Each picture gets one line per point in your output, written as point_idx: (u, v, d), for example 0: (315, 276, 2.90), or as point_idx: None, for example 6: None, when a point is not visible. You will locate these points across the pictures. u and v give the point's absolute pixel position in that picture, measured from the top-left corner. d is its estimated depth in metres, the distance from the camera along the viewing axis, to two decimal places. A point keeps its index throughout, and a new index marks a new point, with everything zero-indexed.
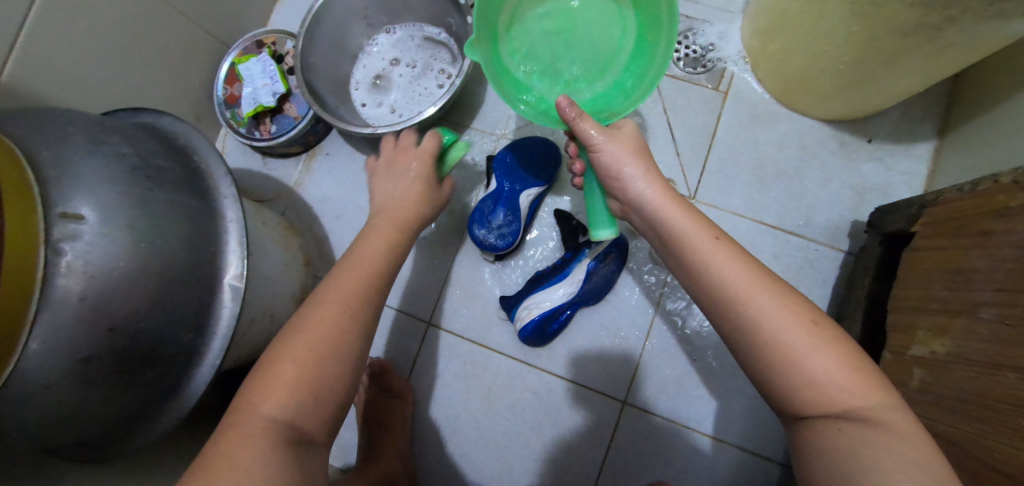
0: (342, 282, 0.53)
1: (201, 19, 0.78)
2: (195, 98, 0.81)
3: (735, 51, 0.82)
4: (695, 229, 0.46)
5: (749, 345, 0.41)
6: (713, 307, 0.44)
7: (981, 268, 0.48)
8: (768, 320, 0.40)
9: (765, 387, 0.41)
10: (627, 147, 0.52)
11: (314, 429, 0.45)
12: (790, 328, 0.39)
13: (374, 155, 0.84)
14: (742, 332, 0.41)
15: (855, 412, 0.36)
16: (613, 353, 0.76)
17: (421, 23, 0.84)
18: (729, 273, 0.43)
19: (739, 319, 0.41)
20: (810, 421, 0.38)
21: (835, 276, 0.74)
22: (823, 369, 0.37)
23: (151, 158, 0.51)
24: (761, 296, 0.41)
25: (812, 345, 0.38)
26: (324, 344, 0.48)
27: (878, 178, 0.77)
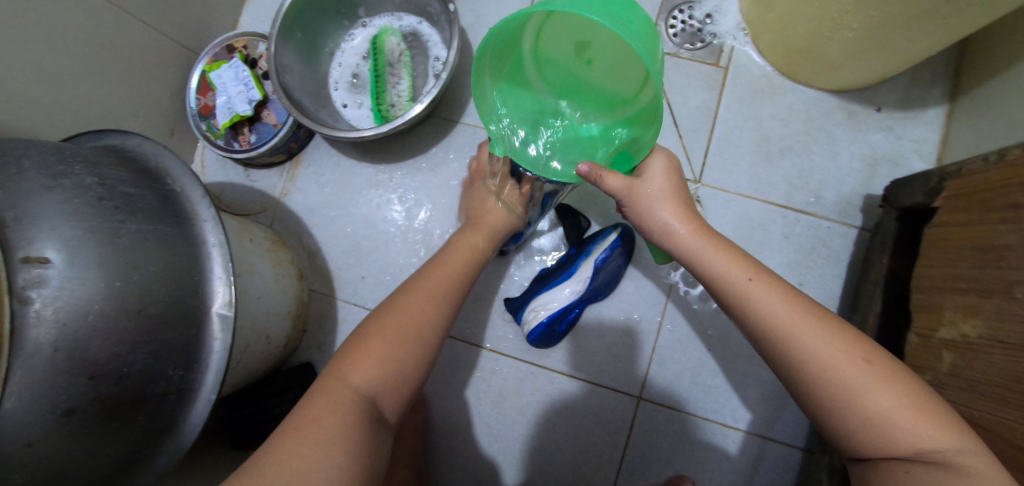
0: (431, 274, 0.55)
1: (165, 26, 0.73)
2: (166, 110, 0.77)
3: (734, 23, 0.77)
4: (735, 270, 0.49)
5: (798, 381, 0.43)
6: (762, 346, 0.47)
7: (1014, 245, 0.45)
8: (817, 360, 0.42)
9: (823, 422, 0.42)
10: (660, 190, 0.55)
11: (391, 409, 0.45)
12: (839, 366, 0.41)
13: (361, 158, 0.80)
14: (796, 369, 0.43)
15: (925, 455, 0.37)
16: (623, 348, 0.74)
17: (400, 14, 0.79)
18: (772, 311, 0.46)
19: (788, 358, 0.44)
20: (876, 462, 0.39)
21: (849, 253, 0.72)
22: (882, 408, 0.39)
23: (120, 187, 0.47)
24: (805, 335, 0.43)
25: (868, 383, 0.40)
26: (413, 333, 0.48)
27: (888, 149, 0.73)
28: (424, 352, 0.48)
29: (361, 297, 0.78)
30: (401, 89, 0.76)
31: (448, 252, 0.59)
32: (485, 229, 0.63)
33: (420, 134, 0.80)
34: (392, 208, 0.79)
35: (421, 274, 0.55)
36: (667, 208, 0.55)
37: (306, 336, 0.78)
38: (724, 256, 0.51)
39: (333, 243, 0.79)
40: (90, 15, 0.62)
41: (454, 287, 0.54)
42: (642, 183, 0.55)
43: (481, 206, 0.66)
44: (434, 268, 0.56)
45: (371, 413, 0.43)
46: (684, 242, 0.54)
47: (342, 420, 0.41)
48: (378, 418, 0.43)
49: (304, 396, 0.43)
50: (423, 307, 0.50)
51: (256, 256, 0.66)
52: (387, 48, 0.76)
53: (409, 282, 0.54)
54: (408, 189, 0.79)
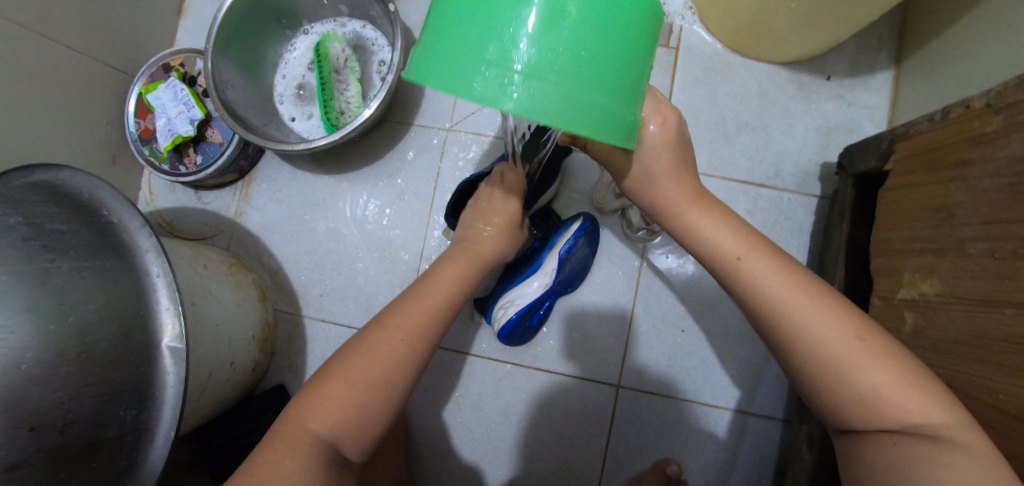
0: (407, 307, 0.50)
1: (95, 48, 0.70)
2: (105, 138, 0.74)
3: (680, 3, 0.77)
4: (729, 244, 0.48)
5: (791, 355, 0.43)
6: (756, 321, 0.46)
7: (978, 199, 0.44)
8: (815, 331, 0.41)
9: (815, 398, 0.42)
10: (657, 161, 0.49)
11: (355, 451, 0.44)
12: (838, 339, 0.40)
13: (316, 170, 0.78)
14: (788, 342, 0.43)
15: (915, 428, 0.37)
16: (600, 338, 0.73)
17: (343, 19, 0.77)
18: (767, 290, 0.44)
19: (784, 334, 0.43)
20: (863, 434, 0.39)
21: (811, 223, 0.72)
22: (876, 384, 0.38)
23: (48, 224, 0.45)
24: (800, 311, 0.42)
25: (867, 358, 0.39)
26: (375, 378, 0.45)
27: (841, 116, 0.74)
28: (392, 396, 0.46)
29: (330, 313, 0.76)
30: (350, 95, 0.74)
31: (440, 270, 0.55)
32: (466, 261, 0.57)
33: (376, 142, 0.78)
34: (352, 220, 0.77)
35: (402, 302, 0.51)
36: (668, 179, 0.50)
37: (275, 357, 0.76)
38: (715, 229, 0.49)
39: (295, 261, 0.77)
40: (9, 43, 0.59)
41: (435, 319, 0.51)
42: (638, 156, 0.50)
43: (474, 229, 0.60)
44: (414, 298, 0.51)
45: (328, 456, 0.41)
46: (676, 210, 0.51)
47: (299, 467, 0.40)
48: (338, 460, 0.42)
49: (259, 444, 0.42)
50: (392, 346, 0.47)
51: (212, 282, 0.64)
52: (332, 55, 0.74)
53: (386, 311, 0.50)
54: (367, 197, 0.77)
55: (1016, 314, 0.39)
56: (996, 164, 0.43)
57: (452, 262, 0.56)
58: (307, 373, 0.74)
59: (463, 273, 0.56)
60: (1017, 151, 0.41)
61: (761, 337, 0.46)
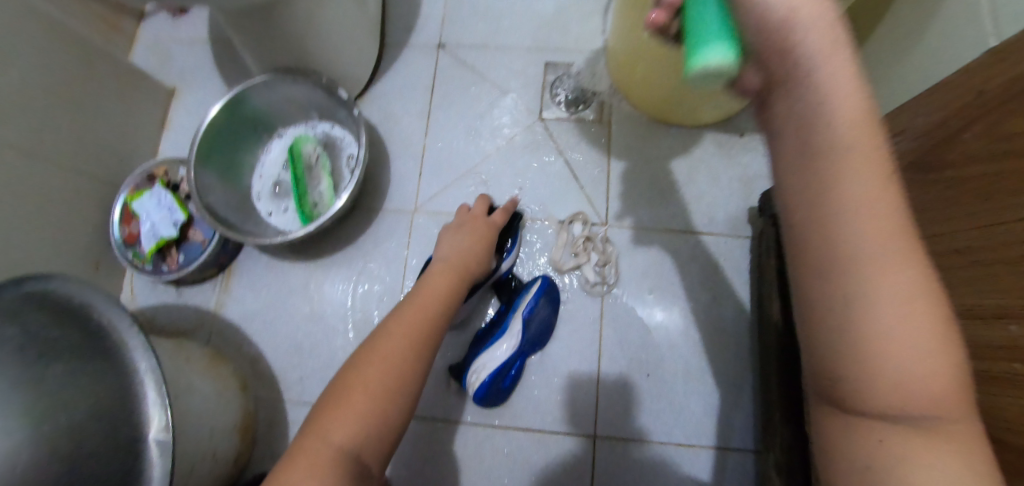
0: (406, 315, 0.59)
1: (85, 165, 0.78)
2: (90, 246, 0.78)
3: (607, 84, 0.89)
4: (860, 182, 0.29)
5: (832, 307, 0.31)
6: (811, 253, 0.31)
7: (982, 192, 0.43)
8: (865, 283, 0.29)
9: (817, 357, 0.33)
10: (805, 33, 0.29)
11: (374, 460, 0.50)
12: (898, 303, 0.29)
13: (293, 258, 0.84)
14: (835, 288, 0.30)
15: (931, 423, 0.30)
16: (572, 391, 0.77)
17: (313, 122, 0.86)
18: (861, 226, 0.29)
19: (852, 283, 0.30)
20: (868, 418, 0.31)
21: (746, 262, 0.81)
22: (908, 367, 0.29)
23: (42, 331, 0.48)
24: (887, 267, 0.29)
25: (908, 327, 0.29)
26: (385, 382, 0.52)
27: (758, 166, 0.85)
28: (405, 395, 0.53)
29: (310, 395, 0.78)
30: (322, 188, 0.81)
31: (426, 282, 0.65)
32: (454, 270, 0.67)
33: (348, 227, 0.84)
34: (328, 301, 0.82)
35: (400, 313, 0.60)
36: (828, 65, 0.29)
37: (256, 445, 0.76)
38: (855, 157, 0.29)
39: (274, 346, 0.80)
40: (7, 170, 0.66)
41: (432, 324, 0.59)
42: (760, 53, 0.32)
43: (456, 244, 0.71)
44: (411, 309, 0.60)
45: (352, 459, 0.47)
46: (811, 122, 0.30)
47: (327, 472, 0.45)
48: (361, 468, 0.48)
49: (289, 453, 0.47)
50: (399, 352, 0.55)
51: (194, 374, 0.66)
52: (304, 155, 0.83)
53: (387, 324, 0.58)
54: (343, 278, 0.83)
55: None
56: None
57: (437, 276, 0.65)
58: None
59: (451, 281, 0.66)
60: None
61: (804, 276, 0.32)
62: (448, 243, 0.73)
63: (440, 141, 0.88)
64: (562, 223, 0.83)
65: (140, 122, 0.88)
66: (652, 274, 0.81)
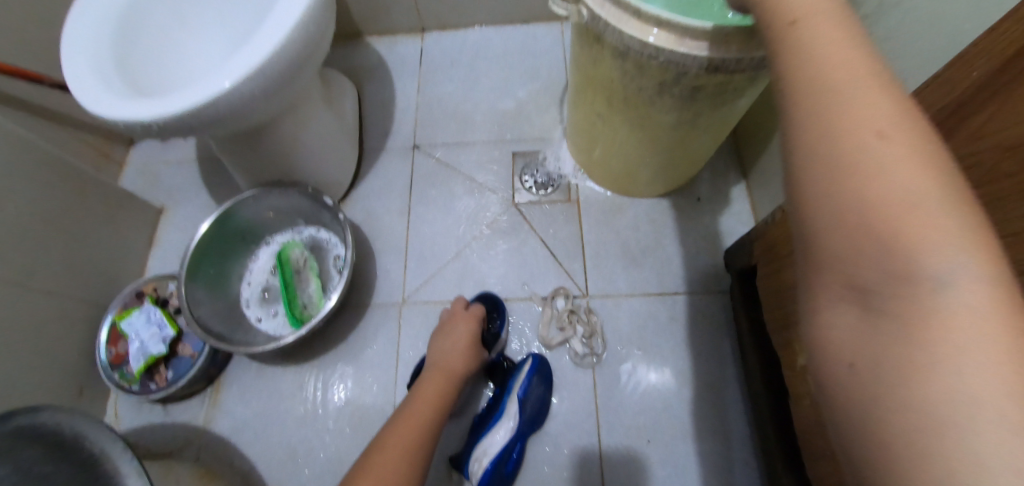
0: (400, 427, 0.60)
1: (76, 290, 0.80)
2: (76, 372, 0.78)
3: (571, 166, 0.97)
4: (865, 84, 0.25)
5: (833, 219, 0.25)
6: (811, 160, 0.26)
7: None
8: (839, 163, 0.24)
9: (838, 289, 0.25)
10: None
11: None
12: (907, 186, 0.23)
13: (284, 362, 0.84)
14: (835, 196, 0.25)
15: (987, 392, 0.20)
16: (575, 469, 0.76)
17: (299, 227, 0.91)
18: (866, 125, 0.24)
19: (854, 188, 0.24)
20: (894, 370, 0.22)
21: (724, 317, 0.85)
22: (955, 279, 0.21)
23: (34, 468, 0.48)
24: (912, 173, 0.23)
25: (941, 246, 0.22)
26: (406, 451, 0.58)
27: (719, 226, 0.92)
28: None
29: None
30: (311, 289, 0.85)
31: (418, 391, 0.67)
32: (446, 374, 0.69)
33: (338, 324, 0.86)
34: (320, 404, 0.81)
35: (392, 426, 0.61)
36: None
37: None
38: (858, 61, 0.26)
39: (266, 458, 0.78)
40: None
41: (425, 432, 0.61)
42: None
43: (442, 346, 0.73)
44: (404, 419, 0.62)
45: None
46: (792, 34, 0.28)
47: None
48: None
49: None
50: (397, 462, 0.55)
51: None
52: (292, 259, 0.86)
53: (381, 436, 0.59)
54: (335, 376, 0.83)
55: None
56: None
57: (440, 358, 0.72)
58: None
59: (441, 385, 0.68)
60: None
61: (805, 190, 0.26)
62: (432, 351, 0.74)
63: (421, 233, 0.93)
64: (545, 299, 0.87)
65: (131, 243, 0.92)
66: (638, 337, 0.84)
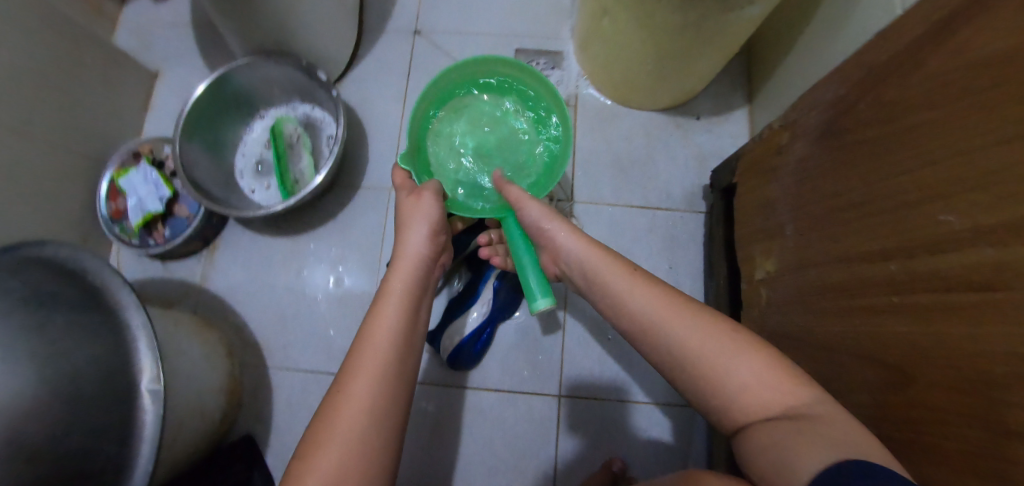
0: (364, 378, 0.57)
1: (69, 142, 0.80)
2: (77, 219, 0.82)
3: (576, 71, 0.95)
4: (651, 303, 0.53)
5: (681, 356, 0.50)
6: (649, 335, 0.53)
7: (839, 160, 0.51)
8: (739, 413, 0.45)
9: (696, 381, 0.48)
10: (614, 275, 0.56)
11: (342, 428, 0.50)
12: (783, 408, 0.43)
13: (277, 233, 0.88)
14: (679, 355, 0.50)
15: (794, 410, 0.43)
16: (541, 356, 0.86)
17: (294, 103, 0.90)
18: (651, 308, 0.53)
19: (669, 340, 0.50)
20: (753, 427, 0.44)
21: (701, 233, 0.88)
22: (740, 373, 0.46)
23: (42, 287, 0.53)
24: (711, 343, 0.48)
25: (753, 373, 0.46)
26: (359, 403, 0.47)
27: (711, 145, 0.92)
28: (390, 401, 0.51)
29: (294, 360, 0.83)
30: (302, 166, 0.86)
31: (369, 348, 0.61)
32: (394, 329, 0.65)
33: (328, 200, 0.89)
34: (308, 279, 0.86)
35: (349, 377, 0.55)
36: (635, 284, 0.55)
37: (242, 410, 0.82)
38: (639, 287, 0.55)
39: (258, 315, 0.85)
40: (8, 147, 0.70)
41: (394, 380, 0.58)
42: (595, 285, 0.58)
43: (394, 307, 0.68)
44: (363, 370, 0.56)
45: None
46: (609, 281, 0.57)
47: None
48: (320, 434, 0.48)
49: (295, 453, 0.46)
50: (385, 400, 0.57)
51: (181, 338, 0.71)
52: (286, 134, 0.87)
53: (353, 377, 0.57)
54: (328, 254, 0.87)
55: (816, 271, 0.53)
56: (795, 157, 0.59)
57: (385, 300, 0.54)
58: (274, 421, 0.81)
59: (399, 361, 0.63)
60: (800, 154, 0.57)
61: (656, 356, 0.53)
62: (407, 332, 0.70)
63: None
64: None
65: (124, 101, 0.90)
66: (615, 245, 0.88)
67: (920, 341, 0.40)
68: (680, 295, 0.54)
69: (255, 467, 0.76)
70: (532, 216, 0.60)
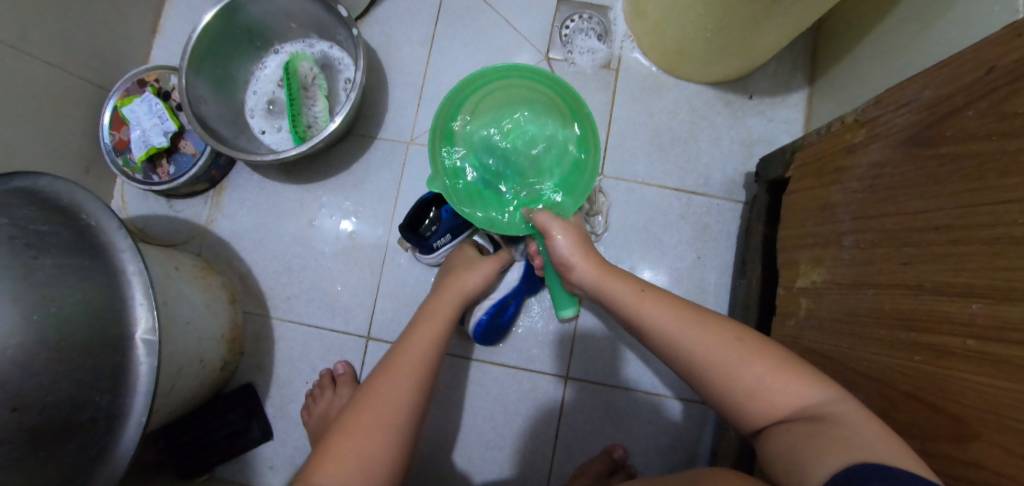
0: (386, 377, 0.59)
1: (69, 64, 0.74)
2: (80, 148, 0.77)
3: (622, 32, 0.85)
4: (659, 317, 0.53)
5: (692, 368, 0.50)
6: (661, 349, 0.54)
7: (930, 174, 0.44)
8: (756, 415, 0.46)
9: (713, 392, 0.49)
10: (626, 296, 0.57)
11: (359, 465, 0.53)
12: (793, 408, 0.44)
13: (287, 180, 0.84)
14: (688, 360, 0.51)
15: (803, 413, 0.43)
16: (551, 336, 0.83)
17: (311, 40, 0.83)
18: (660, 319, 0.53)
19: (680, 348, 0.51)
20: (768, 429, 0.45)
21: (736, 225, 0.81)
22: (757, 378, 0.46)
23: (31, 225, 0.50)
24: (725, 353, 0.48)
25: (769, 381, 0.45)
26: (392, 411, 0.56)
27: (762, 130, 0.83)
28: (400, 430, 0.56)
29: (298, 314, 0.81)
30: (317, 110, 0.80)
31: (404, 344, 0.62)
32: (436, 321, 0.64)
33: (343, 151, 0.84)
34: (317, 233, 0.83)
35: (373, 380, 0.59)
36: (644, 302, 0.55)
37: (244, 358, 0.81)
38: (645, 301, 0.55)
39: (263, 265, 0.82)
40: (4, 65, 0.65)
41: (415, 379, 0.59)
42: (608, 298, 0.58)
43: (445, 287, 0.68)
44: (393, 366, 0.60)
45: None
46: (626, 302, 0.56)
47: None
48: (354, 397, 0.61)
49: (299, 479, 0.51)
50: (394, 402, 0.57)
51: (184, 284, 0.68)
52: (301, 73, 0.80)
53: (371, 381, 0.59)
54: (340, 207, 0.83)
55: (873, 293, 0.49)
56: (865, 167, 0.53)
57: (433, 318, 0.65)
58: (275, 373, 0.80)
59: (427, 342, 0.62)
60: (877, 159, 0.51)
61: (668, 363, 0.54)
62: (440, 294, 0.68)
63: (441, 73, 0.85)
64: None
65: (132, 23, 0.83)
66: (643, 227, 0.82)
67: (978, 393, 0.36)
68: (690, 305, 0.54)
69: (253, 417, 0.78)
70: (560, 244, 0.58)
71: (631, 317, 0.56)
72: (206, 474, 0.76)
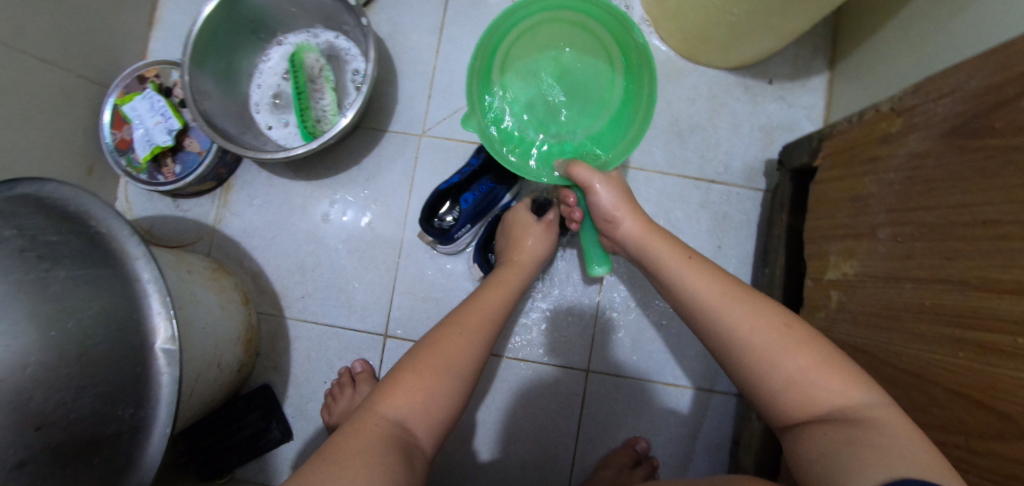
0: (460, 320, 0.57)
1: (65, 60, 0.71)
2: (81, 148, 0.75)
3: (638, 16, 0.83)
4: (707, 285, 0.50)
5: (727, 351, 0.47)
6: (696, 322, 0.51)
7: (977, 166, 0.42)
8: (789, 408, 0.43)
9: (744, 379, 0.46)
10: (669, 260, 0.54)
11: (420, 432, 0.48)
12: (831, 406, 0.41)
13: (297, 177, 0.81)
14: (723, 339, 0.48)
15: (840, 413, 0.40)
16: (570, 330, 0.82)
17: (316, 30, 0.80)
18: (703, 290, 0.50)
19: (718, 327, 0.48)
20: (801, 426, 0.42)
21: (756, 214, 0.80)
22: (798, 366, 0.43)
23: (40, 236, 0.47)
24: (766, 339, 0.45)
25: (812, 371, 0.42)
26: (458, 366, 0.52)
27: (782, 116, 0.81)
28: (460, 386, 0.52)
29: (313, 312, 0.80)
30: (326, 103, 0.77)
31: (479, 297, 0.60)
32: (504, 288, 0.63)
33: (353, 145, 0.81)
34: (330, 229, 0.81)
35: (451, 317, 0.57)
36: (690, 270, 0.52)
37: (259, 358, 0.79)
38: (692, 265, 0.52)
39: (275, 263, 0.81)
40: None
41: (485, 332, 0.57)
42: (650, 263, 0.55)
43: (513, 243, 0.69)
44: (469, 310, 0.58)
45: (405, 440, 0.46)
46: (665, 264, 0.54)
47: (370, 441, 0.44)
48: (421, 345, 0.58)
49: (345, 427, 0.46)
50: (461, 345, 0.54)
51: (197, 285, 0.67)
52: (307, 65, 0.77)
53: (443, 322, 0.57)
54: (353, 203, 0.81)
55: (912, 289, 0.48)
56: (901, 157, 0.51)
57: (509, 275, 0.64)
58: (292, 373, 0.79)
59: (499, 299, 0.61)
60: (915, 148, 0.50)
61: (700, 338, 0.51)
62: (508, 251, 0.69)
63: (452, 62, 0.82)
64: None
65: (128, 16, 0.80)
66: (663, 217, 0.81)
67: None
68: (738, 285, 0.50)
69: (272, 418, 0.77)
70: (601, 198, 0.56)
71: (670, 280, 0.53)
72: (227, 476, 0.75)
